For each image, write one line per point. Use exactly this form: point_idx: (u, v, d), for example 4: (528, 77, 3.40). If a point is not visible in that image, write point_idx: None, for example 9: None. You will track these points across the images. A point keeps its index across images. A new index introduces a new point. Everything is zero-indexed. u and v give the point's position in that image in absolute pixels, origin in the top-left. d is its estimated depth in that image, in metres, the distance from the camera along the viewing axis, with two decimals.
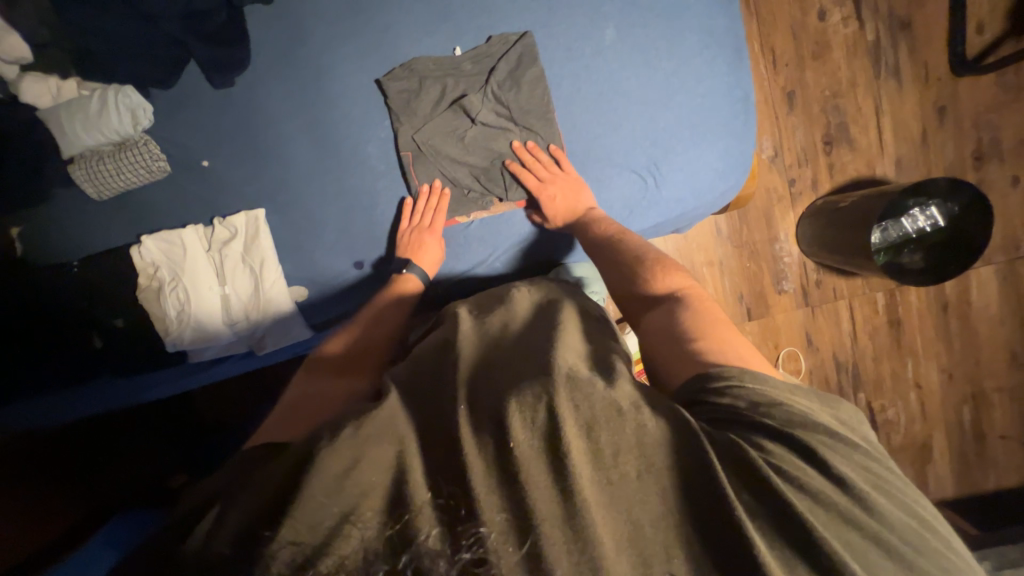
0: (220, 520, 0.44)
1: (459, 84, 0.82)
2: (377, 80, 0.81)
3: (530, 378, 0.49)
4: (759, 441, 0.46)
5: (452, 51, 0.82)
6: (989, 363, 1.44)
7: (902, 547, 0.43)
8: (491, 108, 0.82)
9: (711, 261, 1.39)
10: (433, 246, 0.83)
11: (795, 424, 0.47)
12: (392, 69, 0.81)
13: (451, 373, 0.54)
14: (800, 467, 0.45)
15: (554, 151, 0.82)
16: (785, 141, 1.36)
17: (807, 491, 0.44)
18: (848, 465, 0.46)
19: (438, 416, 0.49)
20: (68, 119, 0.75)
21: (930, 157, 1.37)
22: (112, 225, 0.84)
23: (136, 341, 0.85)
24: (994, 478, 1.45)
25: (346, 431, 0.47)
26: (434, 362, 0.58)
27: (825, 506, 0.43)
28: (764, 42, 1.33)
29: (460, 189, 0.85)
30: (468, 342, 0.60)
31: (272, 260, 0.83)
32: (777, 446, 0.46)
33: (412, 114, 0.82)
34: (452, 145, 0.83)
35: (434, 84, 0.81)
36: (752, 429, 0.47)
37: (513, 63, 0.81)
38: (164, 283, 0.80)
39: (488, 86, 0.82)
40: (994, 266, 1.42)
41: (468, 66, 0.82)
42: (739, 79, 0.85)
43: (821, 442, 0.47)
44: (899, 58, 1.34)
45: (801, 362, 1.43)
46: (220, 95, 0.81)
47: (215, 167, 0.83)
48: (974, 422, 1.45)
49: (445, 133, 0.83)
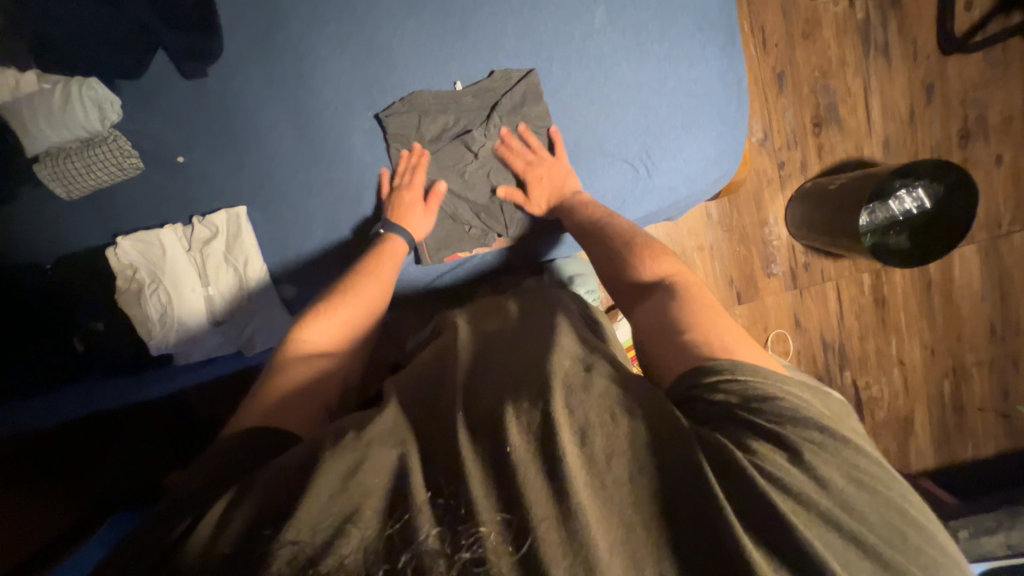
0: (221, 527, 0.43)
1: (461, 121, 0.81)
2: (377, 115, 0.79)
3: (526, 385, 0.50)
4: (748, 444, 0.45)
5: (451, 85, 0.80)
6: (969, 338, 1.48)
7: (875, 540, 0.42)
8: (493, 142, 0.81)
9: (701, 246, 1.39)
10: (416, 206, 0.79)
11: (790, 424, 0.47)
12: (391, 104, 0.79)
13: (446, 387, 0.53)
14: (777, 461, 0.44)
15: (554, 134, 0.80)
16: (775, 123, 1.35)
17: (783, 483, 0.43)
18: (837, 468, 0.45)
19: (437, 423, 0.49)
20: (29, 115, 0.71)
21: (918, 136, 1.37)
22: (87, 224, 0.80)
23: (121, 343, 0.85)
24: (972, 448, 1.51)
25: (349, 435, 0.48)
26: (433, 368, 0.59)
27: (809, 507, 0.42)
28: (754, 21, 1.30)
29: (461, 225, 0.84)
30: (467, 351, 0.60)
31: (256, 258, 0.80)
32: (765, 447, 0.45)
33: (415, 148, 0.80)
34: (454, 185, 0.83)
35: (434, 120, 0.80)
36: (736, 424, 0.47)
37: (517, 99, 0.79)
38: (143, 285, 0.78)
39: (490, 121, 0.80)
40: (977, 243, 1.44)
41: (469, 99, 0.80)
42: (732, 63, 0.82)
43: (813, 440, 0.46)
44: (889, 36, 1.33)
45: (789, 343, 1.45)
46: (193, 86, 0.76)
47: (192, 162, 0.79)
48: (954, 395, 1.49)
49: (446, 166, 0.82)
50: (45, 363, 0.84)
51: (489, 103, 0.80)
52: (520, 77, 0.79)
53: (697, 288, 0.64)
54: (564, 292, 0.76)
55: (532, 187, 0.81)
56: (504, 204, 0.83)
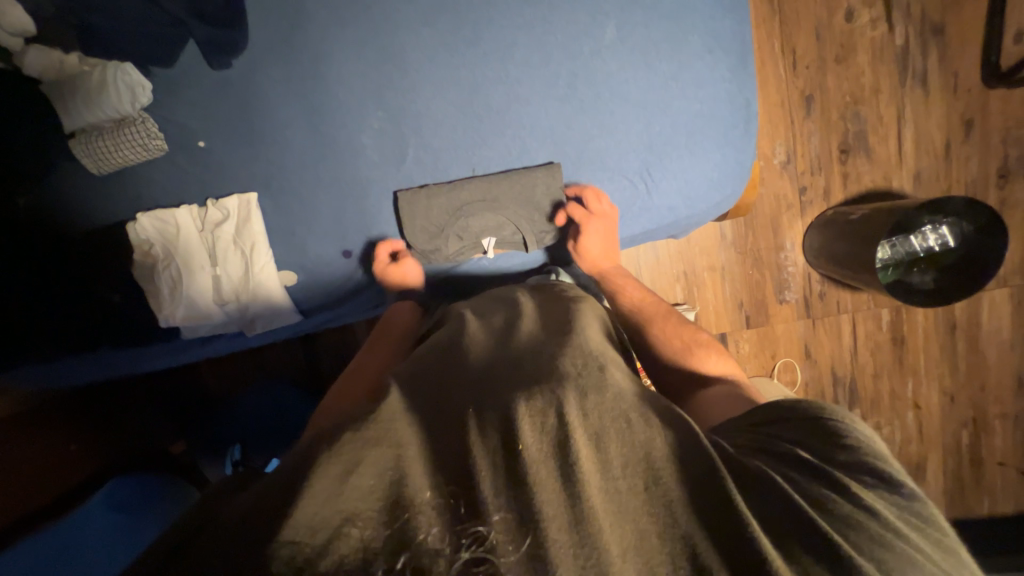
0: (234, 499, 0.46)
1: (471, 122, 0.80)
2: (395, 192, 0.82)
3: (539, 383, 0.51)
4: (786, 472, 0.49)
5: (465, 83, 0.79)
6: (994, 388, 1.41)
7: (926, 562, 0.43)
8: (499, 153, 0.82)
9: (712, 266, 1.37)
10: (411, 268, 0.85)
11: (826, 455, 0.50)
12: (398, 97, 0.79)
13: (434, 399, 0.53)
14: (817, 486, 0.47)
15: (597, 198, 0.81)
16: (799, 147, 1.31)
17: (826, 506, 0.45)
18: (876, 493, 0.47)
19: (447, 416, 0.50)
20: (68, 94, 0.76)
21: (952, 172, 1.31)
22: (114, 201, 0.84)
23: (131, 315, 0.88)
24: (987, 504, 1.43)
25: (348, 435, 0.46)
26: (442, 357, 0.61)
27: (856, 529, 0.44)
28: (785, 42, 1.27)
29: (459, 236, 0.83)
30: (472, 352, 0.61)
31: (263, 245, 0.82)
32: (802, 476, 0.48)
33: (435, 171, 0.82)
34: (451, 193, 0.81)
35: (446, 121, 0.80)
36: (773, 456, 0.51)
37: (524, 102, 0.80)
38: (158, 261, 0.81)
39: (500, 127, 0.81)
40: (1010, 289, 1.37)
41: (478, 103, 0.80)
42: (742, 86, 0.81)
43: (849, 465, 0.49)
44: (927, 66, 1.27)
45: (797, 373, 1.41)
46: (218, 77, 0.79)
47: (212, 148, 0.82)
48: (972, 447, 1.42)
49: (446, 185, 0.82)
50: (63, 334, 0.86)
51: (496, 109, 0.80)
52: (526, 78, 0.79)
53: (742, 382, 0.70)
54: (577, 296, 0.76)
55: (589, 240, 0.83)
56: (505, 215, 0.82)
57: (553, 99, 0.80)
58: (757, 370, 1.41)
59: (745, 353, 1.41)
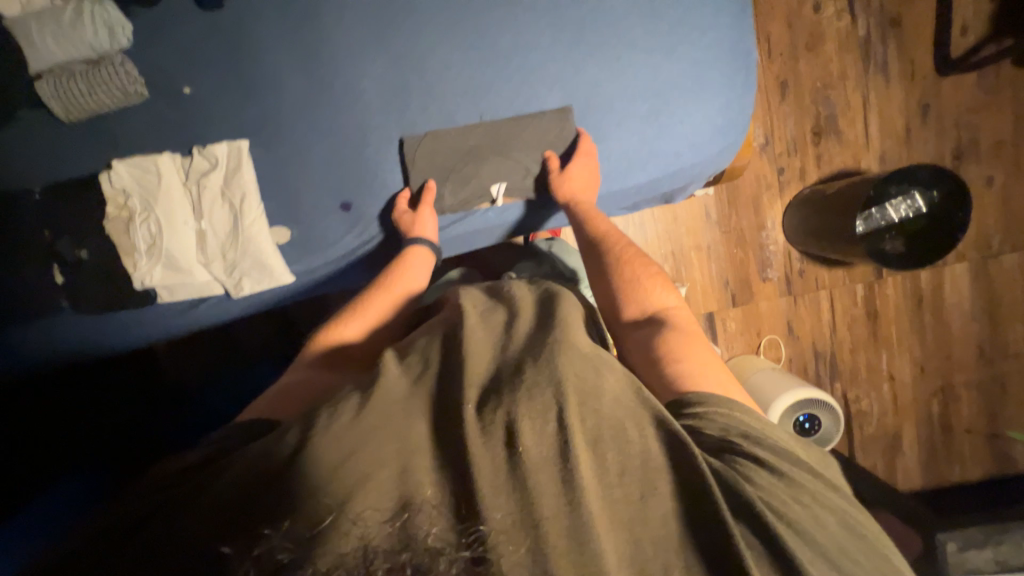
0: (206, 484, 0.47)
1: (475, 68, 0.79)
2: (400, 137, 0.80)
3: (537, 370, 0.50)
4: (752, 474, 0.48)
5: (471, 25, 0.78)
6: (958, 357, 1.49)
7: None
8: (507, 100, 0.81)
9: (698, 246, 1.40)
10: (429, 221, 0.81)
11: (784, 459, 0.50)
12: (400, 41, 0.77)
13: (462, 369, 0.52)
14: (782, 495, 0.47)
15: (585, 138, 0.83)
16: (776, 130, 1.38)
17: (785, 514, 0.46)
18: (828, 510, 0.48)
19: (446, 409, 0.49)
20: (37, 30, 0.70)
21: (913, 152, 1.41)
22: (79, 153, 0.77)
23: (106, 273, 0.77)
24: (958, 470, 1.50)
25: (347, 416, 0.48)
26: (439, 350, 0.57)
27: (812, 544, 0.44)
28: (760, 29, 1.35)
29: (461, 192, 0.84)
30: (475, 339, 0.56)
31: (254, 194, 0.77)
32: (765, 477, 0.48)
33: (444, 116, 0.80)
34: (457, 133, 0.80)
35: (454, 64, 0.79)
36: (741, 454, 0.50)
37: (528, 50, 0.80)
38: (134, 214, 0.74)
39: (506, 74, 0.80)
40: (968, 262, 1.47)
41: (484, 46, 0.79)
42: (742, 33, 0.84)
43: (805, 480, 0.49)
44: (887, 55, 1.38)
45: (782, 349, 1.45)
46: (207, 18, 0.75)
47: (198, 95, 0.76)
48: (942, 414, 1.49)
49: (457, 135, 0.81)
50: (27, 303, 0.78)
51: (504, 54, 0.80)
52: (537, 21, 0.79)
53: (688, 322, 0.68)
54: (564, 290, 0.68)
55: (580, 171, 0.82)
56: (514, 162, 0.83)
57: (558, 45, 0.80)
58: (744, 348, 1.44)
59: (731, 331, 1.44)
